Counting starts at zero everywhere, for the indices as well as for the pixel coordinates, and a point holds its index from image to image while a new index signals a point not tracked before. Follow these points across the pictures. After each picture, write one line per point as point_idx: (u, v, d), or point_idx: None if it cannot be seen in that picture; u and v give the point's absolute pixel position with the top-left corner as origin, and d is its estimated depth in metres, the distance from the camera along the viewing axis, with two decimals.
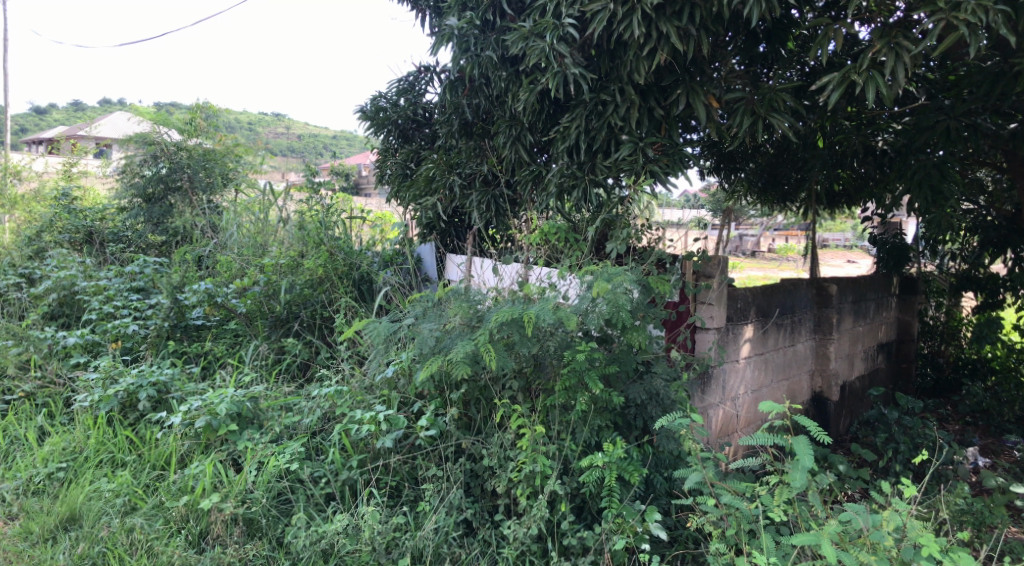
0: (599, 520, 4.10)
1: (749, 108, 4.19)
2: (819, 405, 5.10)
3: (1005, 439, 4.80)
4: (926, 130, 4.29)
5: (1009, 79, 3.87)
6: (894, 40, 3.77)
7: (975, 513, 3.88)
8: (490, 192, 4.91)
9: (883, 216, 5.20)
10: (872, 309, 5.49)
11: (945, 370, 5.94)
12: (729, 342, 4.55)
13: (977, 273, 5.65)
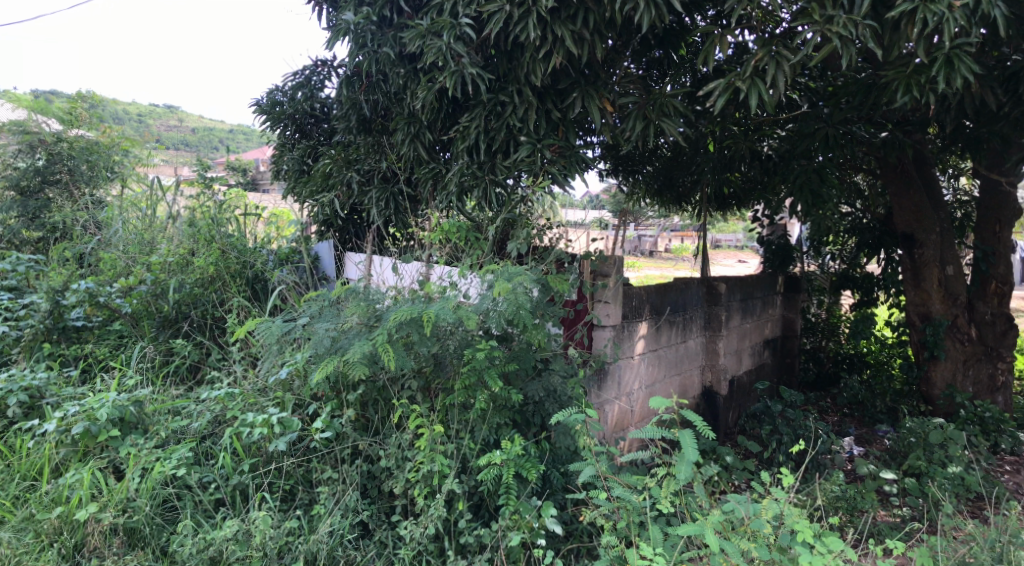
0: (496, 517, 4.14)
1: (642, 113, 4.31)
2: (709, 399, 5.28)
3: (877, 429, 5.11)
4: (807, 137, 4.49)
5: (879, 90, 4.08)
6: (774, 49, 3.96)
7: (848, 499, 4.14)
8: (390, 189, 4.82)
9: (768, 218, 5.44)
10: (758, 307, 5.72)
11: (826, 365, 6.24)
12: (624, 339, 4.68)
13: (855, 272, 6.00)
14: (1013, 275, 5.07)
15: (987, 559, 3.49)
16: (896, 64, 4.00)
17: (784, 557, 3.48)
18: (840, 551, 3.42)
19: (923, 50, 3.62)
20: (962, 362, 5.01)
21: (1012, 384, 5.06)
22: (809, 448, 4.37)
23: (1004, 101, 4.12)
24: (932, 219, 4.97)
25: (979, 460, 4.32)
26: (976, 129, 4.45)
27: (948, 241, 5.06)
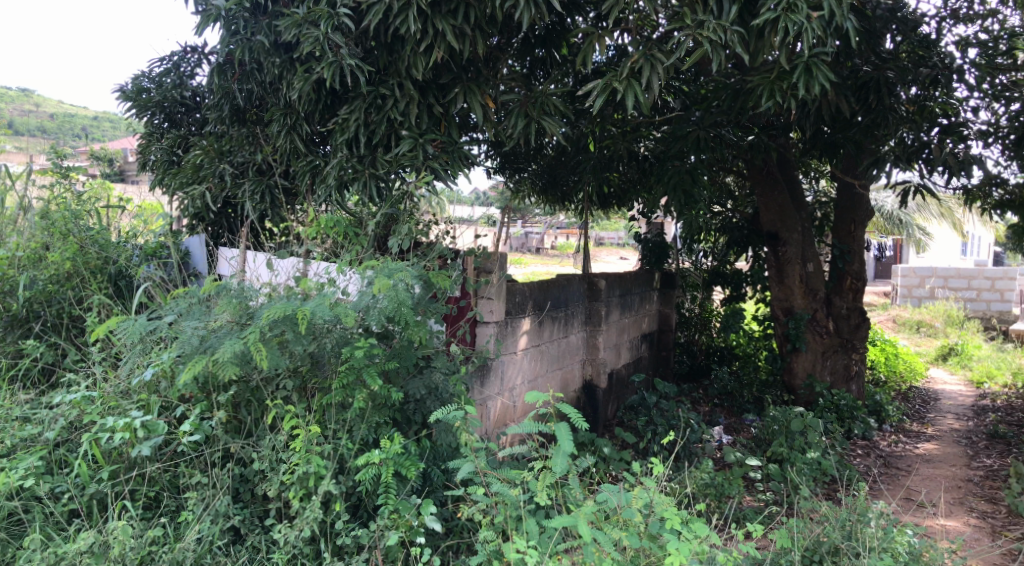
0: (375, 516, 4.07)
1: (522, 110, 4.33)
2: (589, 393, 5.37)
3: (744, 418, 5.35)
4: (681, 139, 4.66)
5: (747, 95, 4.26)
6: (649, 52, 4.05)
7: (717, 486, 4.33)
8: (265, 182, 4.70)
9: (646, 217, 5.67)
10: (636, 302, 5.87)
11: (699, 357, 6.48)
12: (507, 335, 4.69)
13: (725, 269, 6.41)
14: (866, 272, 5.45)
15: (838, 538, 3.73)
16: (761, 70, 4.17)
17: (653, 544, 3.59)
18: (706, 536, 3.56)
19: (784, 58, 3.80)
20: (821, 354, 5.33)
21: (864, 372, 5.46)
22: (680, 437, 4.55)
23: (856, 109, 4.39)
24: (794, 219, 5.27)
25: (835, 445, 4.63)
26: (832, 135, 4.73)
27: (809, 240, 5.37)
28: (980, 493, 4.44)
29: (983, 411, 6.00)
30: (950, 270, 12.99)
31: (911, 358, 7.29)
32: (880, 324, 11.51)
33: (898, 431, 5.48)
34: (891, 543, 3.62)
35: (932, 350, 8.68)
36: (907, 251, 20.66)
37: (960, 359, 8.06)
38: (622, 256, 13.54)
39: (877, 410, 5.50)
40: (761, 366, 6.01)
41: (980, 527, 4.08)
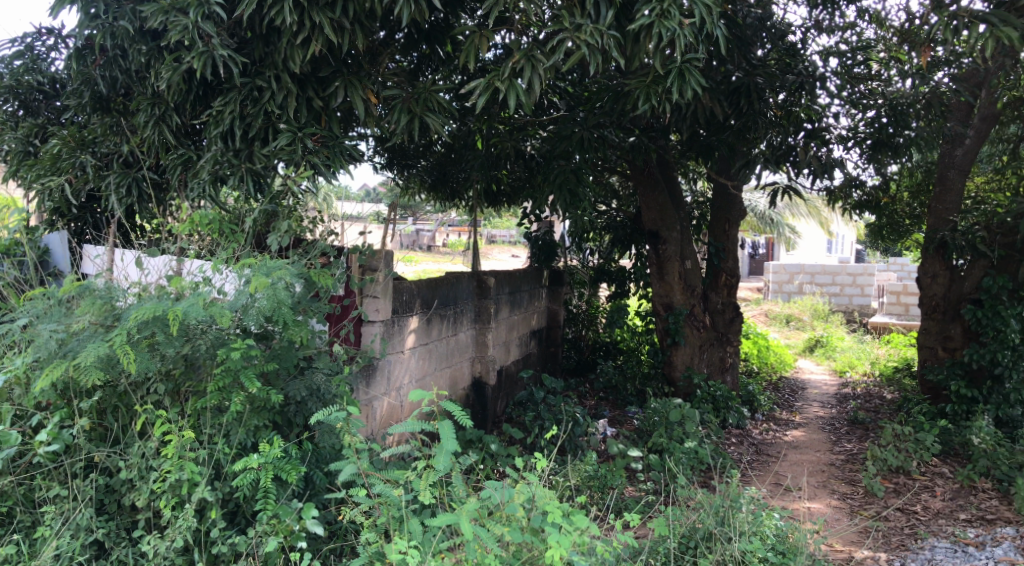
0: (254, 523, 3.88)
1: (406, 106, 4.28)
2: (478, 390, 5.38)
3: (628, 410, 5.51)
4: (565, 139, 4.73)
5: (625, 99, 4.38)
6: (530, 53, 4.10)
7: (601, 477, 4.43)
8: (132, 175, 4.45)
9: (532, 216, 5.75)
10: (525, 299, 5.95)
11: (586, 353, 6.64)
12: (393, 334, 4.61)
13: (610, 266, 6.54)
14: (740, 269, 5.74)
15: (711, 523, 3.90)
16: (638, 74, 4.29)
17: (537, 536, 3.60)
18: (586, 526, 3.61)
19: (659, 63, 3.92)
20: (698, 347, 5.55)
21: (738, 364, 5.76)
22: (563, 431, 4.63)
23: (729, 113, 4.58)
24: (674, 218, 5.46)
25: (710, 434, 4.84)
26: (707, 138, 4.92)
27: (687, 238, 5.58)
28: (841, 476, 4.75)
29: (845, 398, 6.43)
30: (816, 268, 13.66)
31: (781, 350, 7.72)
32: (753, 319, 12.05)
33: (769, 420, 5.80)
34: (759, 527, 3.83)
35: (799, 342, 9.21)
36: (781, 249, 22.00)
37: (825, 350, 8.59)
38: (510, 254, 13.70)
39: (750, 400, 5.80)
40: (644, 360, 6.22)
41: (840, 508, 4.37)
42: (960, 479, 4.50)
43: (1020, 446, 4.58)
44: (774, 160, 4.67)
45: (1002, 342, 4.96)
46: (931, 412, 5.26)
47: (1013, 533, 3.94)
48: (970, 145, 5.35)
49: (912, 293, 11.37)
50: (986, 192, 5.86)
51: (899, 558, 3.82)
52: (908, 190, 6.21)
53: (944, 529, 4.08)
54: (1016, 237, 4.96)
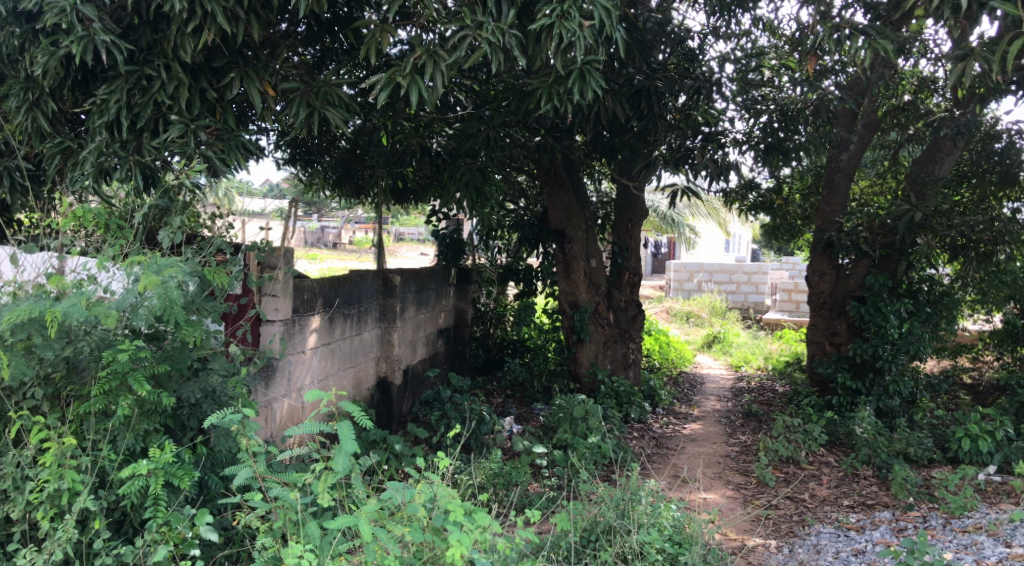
0: (143, 532, 3.60)
1: (304, 100, 4.18)
2: (383, 390, 5.30)
3: (534, 407, 5.56)
4: (471, 138, 4.72)
5: (528, 99, 4.42)
6: (432, 49, 4.06)
7: (505, 474, 4.45)
8: (3, 165, 4.21)
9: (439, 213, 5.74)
10: (432, 297, 5.93)
11: (493, 351, 6.68)
12: (294, 334, 4.46)
13: (518, 265, 6.60)
14: (642, 267, 5.89)
15: (612, 517, 3.95)
16: (540, 74, 4.33)
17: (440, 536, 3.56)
18: (488, 524, 3.58)
19: (560, 63, 3.96)
20: (603, 344, 5.66)
21: (640, 360, 5.91)
22: (467, 429, 4.63)
23: (630, 115, 4.68)
24: (579, 218, 5.54)
25: (613, 429, 4.95)
26: (610, 139, 5.01)
27: (592, 237, 5.67)
28: (735, 467, 4.95)
29: (740, 392, 6.69)
30: (714, 266, 14.01)
31: (681, 346, 7.97)
32: (656, 316, 12.29)
33: (669, 414, 5.97)
34: (657, 518, 3.92)
35: (697, 338, 9.51)
36: (681, 249, 22.79)
37: (722, 346, 8.90)
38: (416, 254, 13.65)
39: (652, 395, 5.97)
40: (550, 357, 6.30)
41: (734, 498, 4.54)
42: (844, 467, 4.76)
43: (897, 435, 4.89)
44: (673, 162, 4.81)
45: (882, 337, 5.27)
46: (819, 404, 5.54)
47: (890, 516, 4.19)
48: (855, 150, 5.66)
49: (802, 290, 12.07)
50: (869, 195, 6.22)
51: (788, 545, 4.02)
52: (799, 192, 6.51)
53: (829, 515, 4.30)
54: (895, 238, 5.26)
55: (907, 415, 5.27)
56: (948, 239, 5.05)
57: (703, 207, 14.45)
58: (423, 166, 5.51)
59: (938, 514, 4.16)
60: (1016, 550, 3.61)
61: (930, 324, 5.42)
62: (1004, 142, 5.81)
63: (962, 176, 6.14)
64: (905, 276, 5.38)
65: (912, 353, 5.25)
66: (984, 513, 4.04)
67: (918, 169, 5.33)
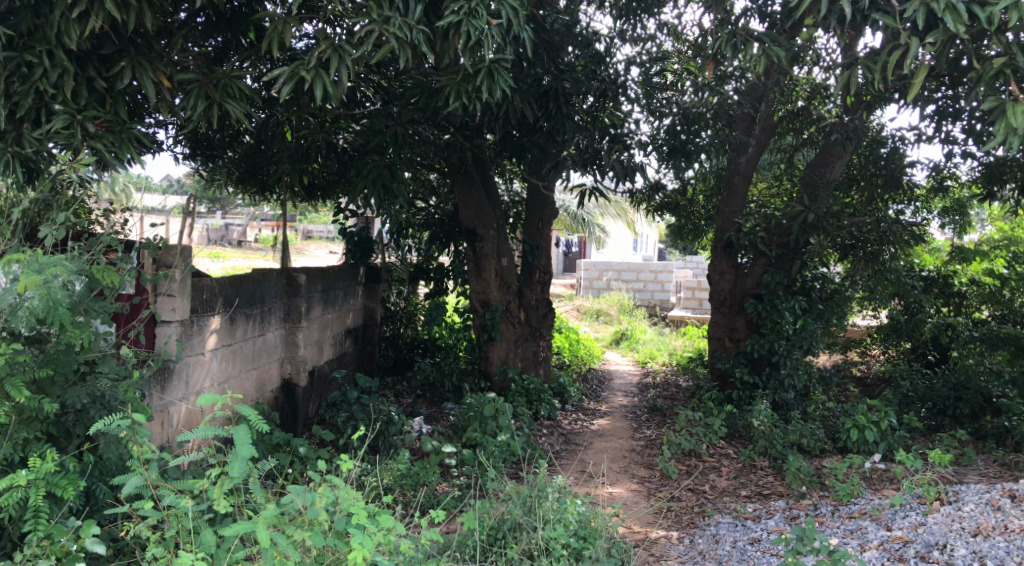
0: (22, 547, 3.22)
1: (202, 91, 3.99)
2: (287, 392, 5.16)
3: (444, 407, 5.55)
4: (378, 134, 4.65)
5: (437, 98, 4.38)
6: (337, 44, 3.95)
7: (414, 475, 4.40)
8: None
9: (347, 211, 5.67)
10: (339, 297, 5.84)
11: (403, 350, 6.63)
12: (192, 335, 4.26)
13: (429, 264, 6.58)
14: (551, 267, 5.97)
15: (518, 514, 3.95)
16: (448, 72, 4.28)
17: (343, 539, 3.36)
18: (393, 526, 3.50)
19: (467, 61, 3.94)
20: (513, 342, 5.70)
21: (550, 357, 5.99)
22: (371, 431, 4.57)
23: (539, 115, 4.72)
24: (490, 216, 5.54)
25: (522, 427, 4.98)
26: (519, 138, 5.03)
27: (502, 236, 5.68)
28: (640, 460, 5.07)
29: (646, 387, 6.87)
30: (622, 265, 14.34)
31: (590, 343, 8.12)
32: (566, 313, 12.43)
33: (578, 410, 6.07)
34: (564, 514, 3.94)
35: (606, 335, 9.70)
36: (589, 247, 23.28)
37: (630, 343, 9.11)
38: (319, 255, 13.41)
39: (562, 392, 6.06)
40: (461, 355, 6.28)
41: (639, 491, 4.65)
42: (743, 459, 4.94)
43: (792, 427, 5.11)
44: (582, 163, 4.87)
45: (778, 332, 5.50)
46: (720, 398, 5.75)
47: (784, 505, 4.36)
48: (753, 153, 5.82)
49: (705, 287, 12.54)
50: (767, 197, 6.48)
51: (688, 536, 4.15)
52: (703, 193, 6.74)
53: (728, 505, 4.45)
54: (789, 238, 5.50)
55: (801, 407, 5.54)
56: (839, 239, 5.30)
57: (611, 207, 14.75)
58: (329, 163, 5.41)
59: (828, 501, 4.36)
60: (895, 533, 3.83)
61: (823, 320, 5.67)
62: (888, 148, 6.20)
63: (852, 179, 6.52)
64: (799, 274, 5.65)
65: (806, 348, 5.48)
66: (869, 499, 4.26)
67: (811, 172, 5.58)
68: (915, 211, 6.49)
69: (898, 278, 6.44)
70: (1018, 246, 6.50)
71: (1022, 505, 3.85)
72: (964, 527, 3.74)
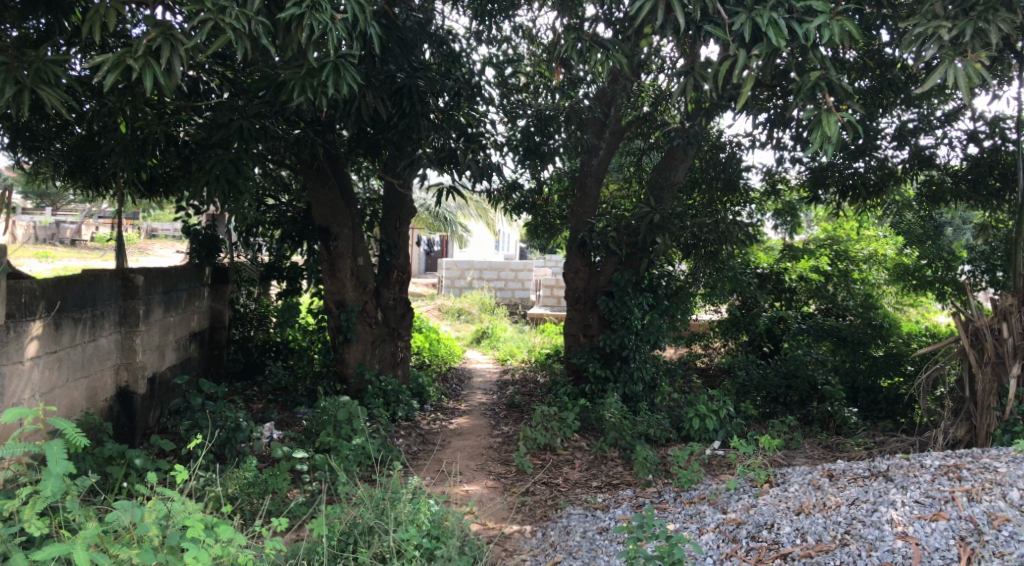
0: None
1: (11, 76, 3.58)
2: (122, 401, 4.80)
3: (296, 411, 5.42)
4: (222, 128, 4.42)
5: (285, 94, 4.21)
6: (168, 31, 3.65)
7: (261, 483, 4.22)
8: None
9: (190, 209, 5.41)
10: (182, 299, 5.57)
11: (253, 354, 6.48)
12: (10, 341, 3.71)
13: (282, 264, 6.42)
14: (409, 266, 5.98)
15: (371, 517, 3.84)
16: (291, 65, 4.11)
17: (175, 556, 3.08)
18: (232, 536, 3.22)
19: (312, 55, 3.79)
20: (370, 343, 5.63)
21: (407, 358, 5.98)
22: (209, 440, 4.34)
23: (392, 112, 4.69)
24: (344, 215, 5.43)
25: (378, 429, 4.92)
26: (375, 135, 5.04)
27: (358, 235, 5.60)
28: (497, 457, 5.17)
29: (504, 384, 7.00)
30: (482, 264, 14.47)
31: (451, 342, 8.15)
32: (427, 312, 12.37)
33: (437, 410, 6.08)
34: (417, 514, 3.85)
35: (468, 334, 9.77)
36: (449, 246, 23.33)
37: (490, 341, 9.22)
38: (152, 256, 12.58)
39: (420, 392, 6.07)
40: (314, 358, 6.15)
41: (494, 487, 4.71)
42: (594, 451, 5.11)
43: (640, 418, 5.36)
44: (437, 162, 4.86)
45: (628, 328, 5.75)
46: (574, 392, 5.94)
47: (631, 494, 4.54)
48: (604, 156, 6.01)
49: (562, 286, 12.91)
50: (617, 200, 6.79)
51: (541, 529, 4.22)
52: (558, 194, 6.94)
53: (579, 497, 4.57)
54: (638, 238, 5.75)
55: (648, 399, 5.82)
56: (683, 239, 5.56)
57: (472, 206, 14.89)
58: (168, 158, 5.09)
59: (671, 488, 4.58)
60: (730, 515, 4.05)
61: (668, 315, 6.04)
62: (727, 153, 6.67)
63: (694, 182, 6.92)
64: (646, 272, 5.95)
65: (652, 342, 5.84)
66: (708, 484, 4.50)
67: (657, 175, 5.84)
68: (750, 214, 7.03)
69: (734, 275, 6.82)
70: (839, 245, 7.17)
71: (838, 483, 4.17)
72: (789, 506, 3.99)
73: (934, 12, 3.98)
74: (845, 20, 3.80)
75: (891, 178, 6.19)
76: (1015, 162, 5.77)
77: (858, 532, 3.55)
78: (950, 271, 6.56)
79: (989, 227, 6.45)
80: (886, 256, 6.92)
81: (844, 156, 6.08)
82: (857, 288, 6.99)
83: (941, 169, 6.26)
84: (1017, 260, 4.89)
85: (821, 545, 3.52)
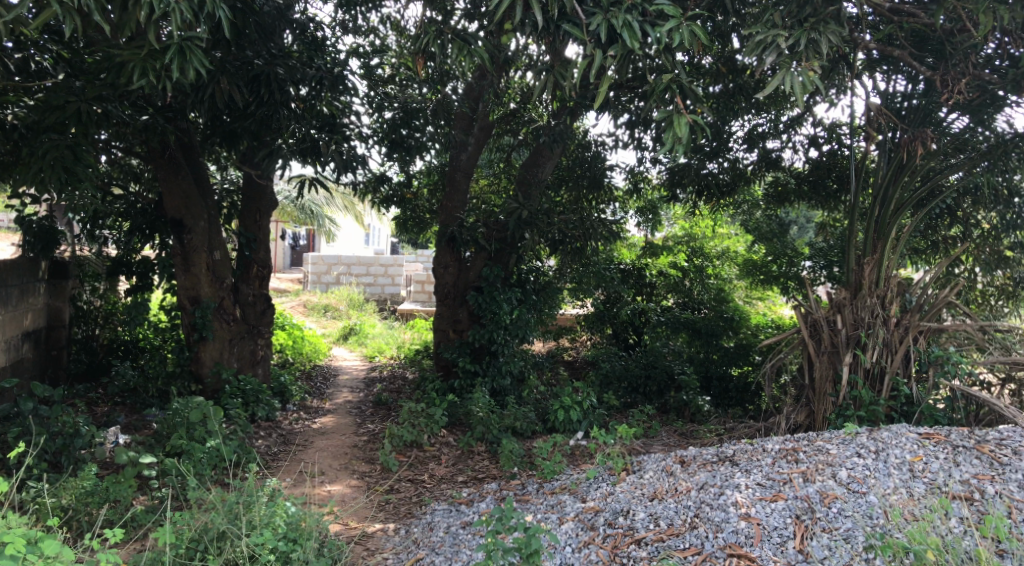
0: None
1: None
2: None
3: (145, 415, 5.15)
4: (55, 110, 4.07)
5: (126, 76, 3.94)
6: None
7: (100, 492, 3.90)
8: None
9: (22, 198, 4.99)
10: (13, 296, 5.13)
11: (98, 354, 6.20)
12: None
13: (130, 258, 6.08)
14: (270, 260, 5.83)
15: (222, 522, 3.54)
16: (132, 46, 3.85)
17: None
18: (58, 552, 2.84)
19: (153, 36, 3.52)
20: (228, 341, 5.42)
21: (268, 356, 5.80)
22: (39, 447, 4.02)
23: (249, 100, 4.52)
24: (199, 206, 5.18)
25: (234, 430, 4.73)
26: (231, 124, 4.86)
27: (214, 228, 5.36)
28: (362, 456, 5.13)
29: (372, 381, 6.92)
30: (351, 258, 14.30)
31: (315, 339, 7.97)
32: (290, 309, 11.91)
33: (301, 409, 5.93)
34: (271, 518, 3.60)
35: (334, 330, 9.57)
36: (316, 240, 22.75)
37: (358, 338, 9.05)
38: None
39: (283, 391, 5.90)
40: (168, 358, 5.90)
41: (358, 486, 4.65)
42: (461, 446, 5.14)
43: (507, 411, 5.45)
44: (296, 154, 4.71)
45: (497, 322, 5.84)
46: (442, 388, 5.96)
47: (496, 487, 4.57)
48: (472, 151, 6.01)
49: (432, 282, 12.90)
50: (485, 195, 6.90)
51: (404, 526, 4.17)
52: (427, 188, 6.95)
53: (444, 493, 4.57)
54: (506, 234, 5.82)
55: (516, 392, 5.94)
56: (550, 235, 5.64)
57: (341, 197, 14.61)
58: None
59: (534, 480, 4.66)
60: (589, 503, 4.15)
61: (535, 310, 6.17)
62: (592, 152, 6.91)
63: (561, 180, 7.11)
64: (515, 267, 6.07)
65: (519, 335, 5.95)
66: (569, 474, 4.59)
67: (524, 171, 5.96)
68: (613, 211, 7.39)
69: (599, 270, 7.06)
70: (694, 242, 7.55)
71: (689, 468, 4.36)
72: (644, 493, 4.14)
73: (773, 22, 4.21)
74: (694, 24, 3.96)
75: (741, 178, 6.76)
76: (847, 165, 6.46)
77: (706, 514, 3.71)
78: (794, 266, 7.07)
79: (828, 226, 7.18)
80: (737, 253, 7.42)
81: (701, 157, 6.48)
82: (710, 282, 7.27)
83: (786, 170, 6.87)
84: (850, 256, 5.33)
85: (672, 530, 3.67)
